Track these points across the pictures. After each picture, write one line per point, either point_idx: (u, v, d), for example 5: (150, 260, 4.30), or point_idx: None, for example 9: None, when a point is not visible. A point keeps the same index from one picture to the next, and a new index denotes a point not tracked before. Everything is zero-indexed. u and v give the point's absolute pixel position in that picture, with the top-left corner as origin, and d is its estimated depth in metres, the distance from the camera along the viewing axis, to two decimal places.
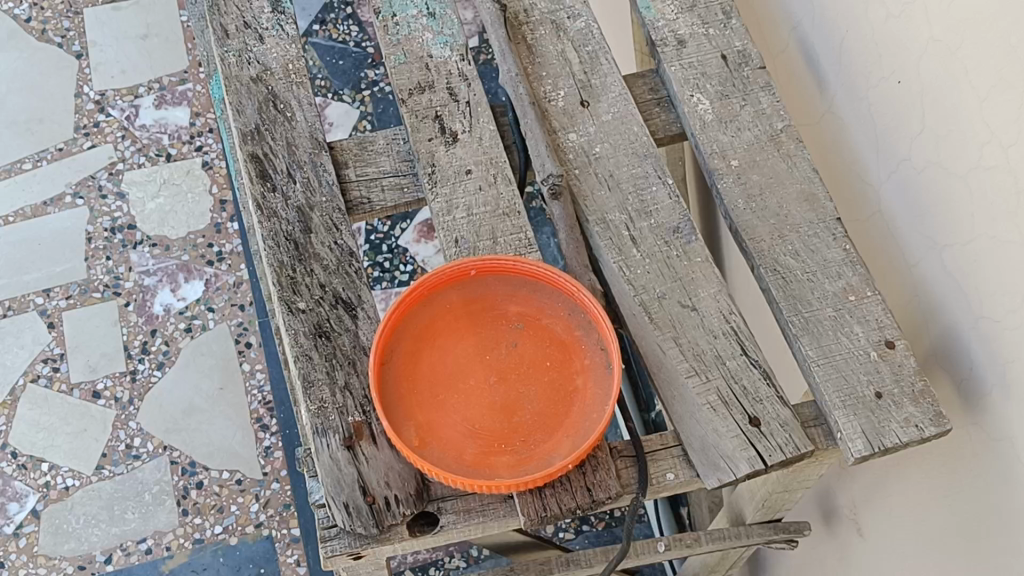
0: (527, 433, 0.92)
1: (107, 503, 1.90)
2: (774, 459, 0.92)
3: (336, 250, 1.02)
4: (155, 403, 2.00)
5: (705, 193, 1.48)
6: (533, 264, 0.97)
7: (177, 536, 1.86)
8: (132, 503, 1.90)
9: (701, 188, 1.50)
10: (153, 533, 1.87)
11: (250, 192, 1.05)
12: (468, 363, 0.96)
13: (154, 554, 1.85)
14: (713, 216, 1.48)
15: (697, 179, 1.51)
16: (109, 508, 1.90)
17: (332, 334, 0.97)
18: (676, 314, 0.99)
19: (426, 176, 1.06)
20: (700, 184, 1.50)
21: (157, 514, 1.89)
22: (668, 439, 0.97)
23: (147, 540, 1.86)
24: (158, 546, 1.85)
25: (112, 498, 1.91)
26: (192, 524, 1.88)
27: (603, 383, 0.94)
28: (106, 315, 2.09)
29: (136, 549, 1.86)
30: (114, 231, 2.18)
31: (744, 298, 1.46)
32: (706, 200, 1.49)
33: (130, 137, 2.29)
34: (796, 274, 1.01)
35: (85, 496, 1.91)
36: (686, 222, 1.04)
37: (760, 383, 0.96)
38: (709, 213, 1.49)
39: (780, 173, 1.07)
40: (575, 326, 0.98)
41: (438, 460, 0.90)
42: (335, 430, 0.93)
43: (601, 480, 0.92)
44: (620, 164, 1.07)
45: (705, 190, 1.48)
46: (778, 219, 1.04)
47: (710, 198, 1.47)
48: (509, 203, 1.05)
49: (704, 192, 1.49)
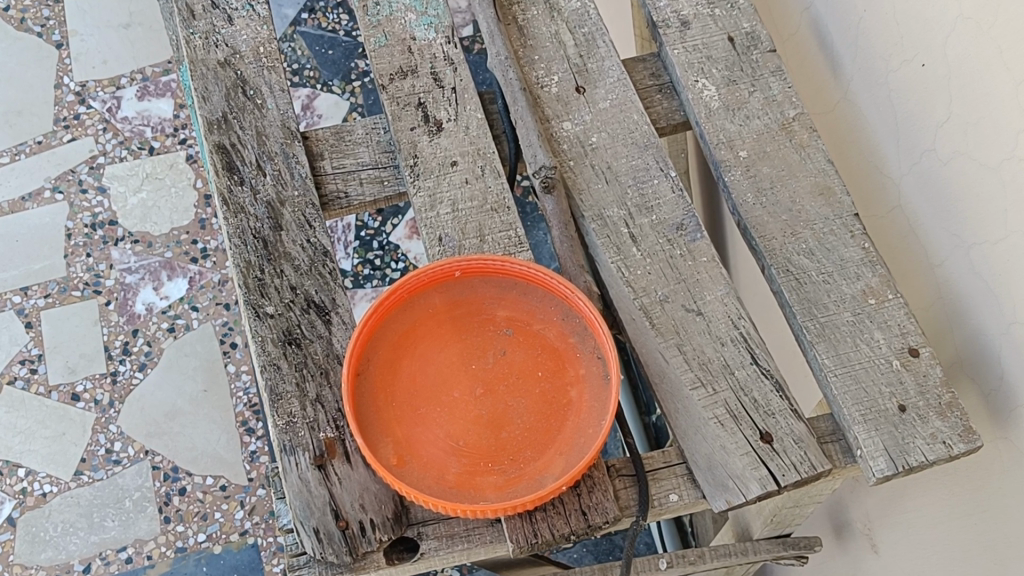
0: (516, 450, 0.84)
1: (86, 511, 1.82)
2: (787, 479, 0.84)
3: (308, 249, 0.93)
4: (136, 407, 1.92)
5: (709, 185, 1.40)
6: (524, 264, 0.89)
7: (158, 544, 1.78)
8: (112, 511, 1.82)
9: (705, 178, 1.41)
10: (133, 542, 1.79)
11: (215, 186, 0.96)
12: (451, 373, 0.88)
13: (135, 563, 1.77)
14: (718, 209, 1.39)
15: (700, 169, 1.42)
16: (88, 515, 1.82)
17: (302, 342, 0.89)
18: (680, 319, 0.90)
19: (407, 169, 0.98)
20: (704, 174, 1.41)
21: (137, 522, 1.81)
22: (671, 456, 0.89)
23: (128, 548, 1.78)
24: (139, 555, 1.78)
25: (92, 505, 1.83)
26: (174, 531, 1.79)
27: (600, 394, 0.86)
28: (87, 314, 2.00)
29: (116, 558, 1.78)
30: (95, 227, 2.09)
31: (752, 296, 1.37)
32: (710, 193, 1.40)
33: (112, 129, 2.19)
34: (811, 275, 0.93)
35: (63, 503, 1.83)
36: (691, 217, 0.95)
37: (772, 395, 0.88)
38: (713, 206, 1.40)
39: (792, 165, 0.98)
40: (569, 332, 0.89)
41: (419, 481, 0.82)
42: (305, 447, 0.84)
43: (598, 503, 0.83)
44: (618, 154, 0.98)
45: (709, 182, 1.40)
46: (791, 215, 0.96)
47: (714, 188, 1.38)
48: (498, 197, 0.96)
49: (707, 184, 1.40)
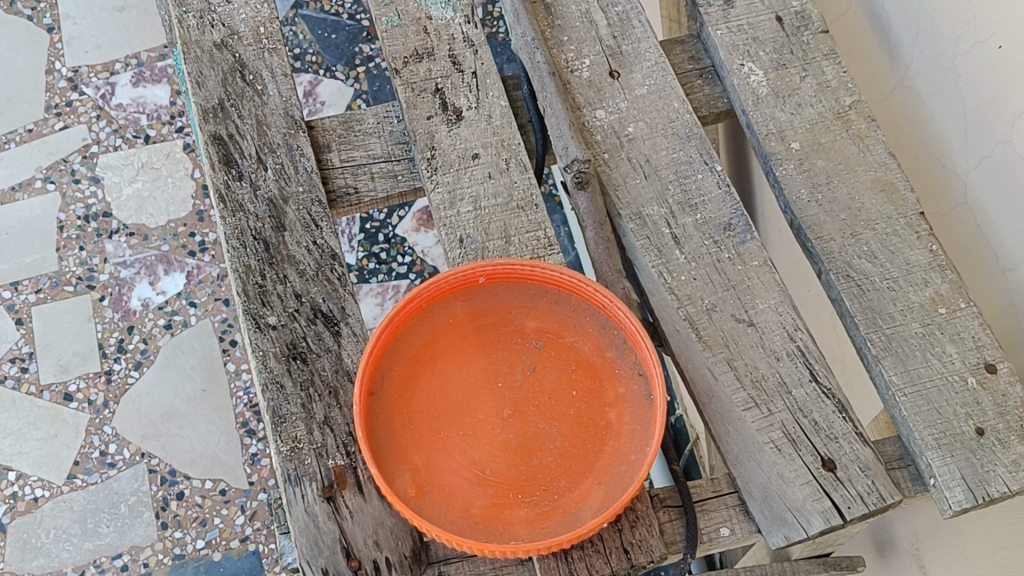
0: (548, 480, 0.75)
1: (80, 516, 1.71)
2: (853, 511, 0.75)
3: (314, 252, 0.84)
4: (132, 407, 1.79)
5: (744, 173, 1.27)
6: (557, 270, 0.79)
7: (155, 551, 1.68)
8: (106, 516, 1.71)
9: (738, 168, 1.28)
10: (129, 549, 1.69)
11: (210, 180, 0.86)
12: (475, 392, 0.78)
13: (130, 571, 1.67)
14: (753, 203, 1.28)
15: (732, 159, 1.30)
16: (82, 521, 1.71)
17: (308, 356, 0.80)
18: (730, 331, 0.81)
19: (424, 162, 0.88)
20: (738, 162, 1.28)
21: (134, 528, 1.70)
22: (721, 484, 0.80)
23: (123, 555, 1.68)
24: (135, 562, 1.67)
25: (86, 510, 1.72)
26: (172, 538, 1.69)
27: (642, 416, 0.77)
28: (79, 311, 1.86)
29: (111, 566, 1.67)
30: (89, 219, 1.93)
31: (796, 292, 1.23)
32: (743, 186, 1.29)
33: (106, 117, 2.01)
34: (873, 281, 0.83)
35: (56, 509, 1.71)
36: (739, 216, 0.85)
37: (834, 417, 0.78)
38: (749, 197, 1.28)
39: (850, 159, 0.89)
40: (606, 345, 0.80)
41: (441, 516, 0.73)
42: (312, 476, 0.75)
43: (642, 540, 0.75)
44: (657, 146, 0.88)
45: (743, 173, 1.27)
46: (850, 213, 0.86)
47: (751, 176, 1.24)
48: (524, 193, 0.87)
49: (741, 174, 1.28)
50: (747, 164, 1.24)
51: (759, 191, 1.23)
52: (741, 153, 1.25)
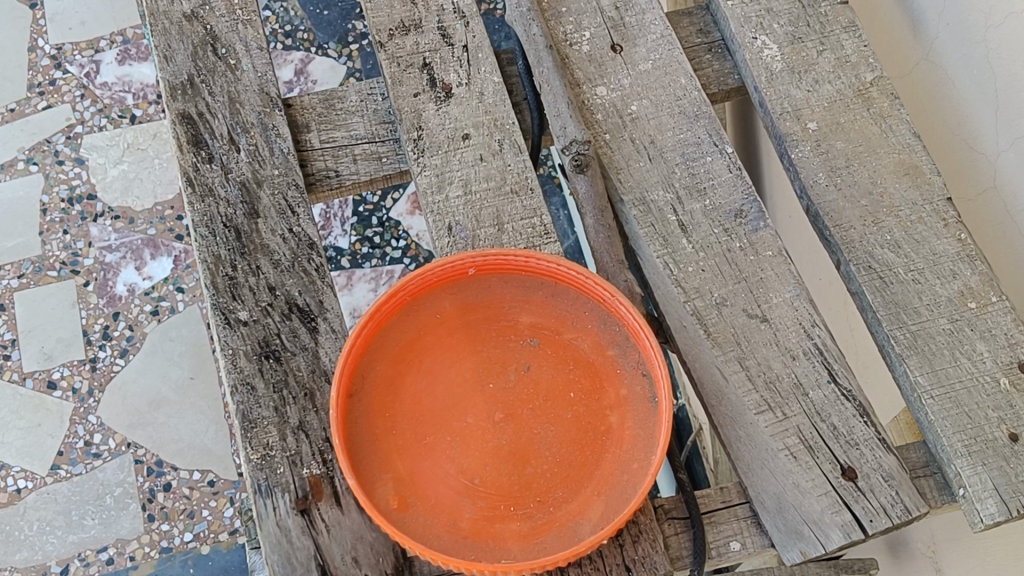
0: (544, 490, 0.69)
1: (64, 508, 1.58)
2: (876, 525, 0.69)
3: (290, 241, 0.77)
4: (118, 396, 1.66)
5: (750, 149, 1.20)
6: (553, 261, 0.73)
7: (142, 544, 1.55)
8: (91, 508, 1.58)
9: (744, 144, 1.21)
10: (115, 542, 1.56)
11: (178, 163, 0.80)
12: (464, 393, 0.72)
13: (116, 564, 1.54)
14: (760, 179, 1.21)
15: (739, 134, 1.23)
16: (66, 513, 1.58)
17: (282, 355, 0.73)
18: (742, 327, 0.74)
19: (410, 143, 0.82)
20: (744, 137, 1.21)
21: (119, 520, 1.57)
22: (731, 494, 0.74)
23: (108, 548, 1.55)
24: (121, 556, 1.54)
25: (70, 501, 1.58)
26: (159, 531, 1.55)
27: (646, 421, 0.71)
28: (64, 296, 1.73)
29: (96, 559, 1.54)
30: (72, 202, 1.80)
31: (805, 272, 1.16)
32: (750, 162, 1.22)
33: (90, 95, 1.87)
34: (898, 273, 0.77)
35: (39, 500, 1.58)
36: (752, 202, 0.79)
37: (855, 422, 0.72)
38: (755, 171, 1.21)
39: (871, 140, 0.82)
40: (607, 343, 0.74)
41: (425, 530, 0.67)
42: (284, 487, 0.69)
43: (645, 557, 0.68)
44: (663, 126, 0.82)
45: (749, 148, 1.20)
46: (872, 199, 0.80)
47: (759, 152, 1.17)
48: (519, 176, 0.80)
49: (748, 150, 1.21)
50: (755, 139, 1.16)
51: (768, 168, 1.16)
52: (749, 129, 1.18)
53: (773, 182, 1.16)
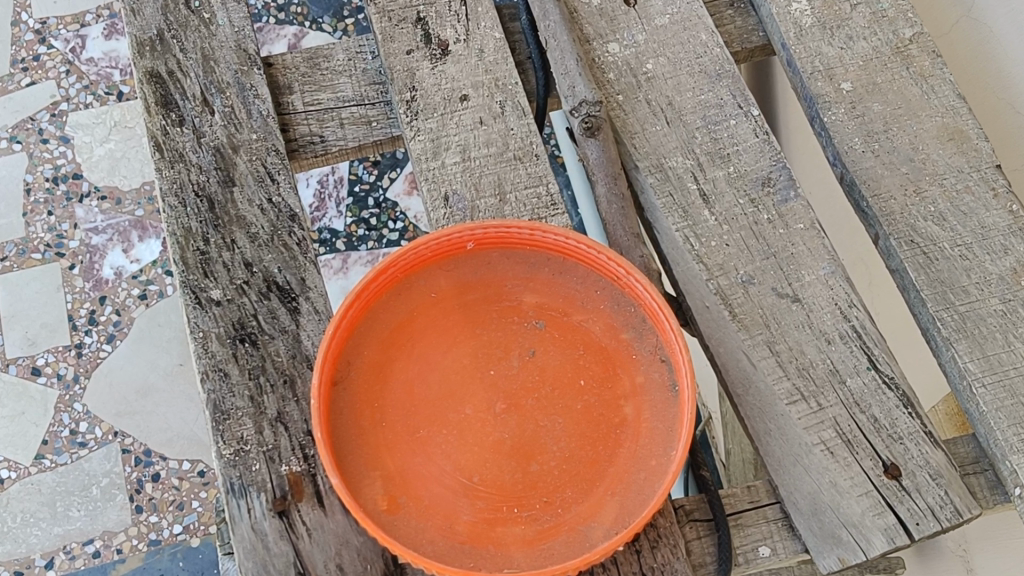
0: (551, 490, 0.62)
1: (48, 499, 1.41)
2: (923, 529, 0.62)
3: (269, 212, 0.70)
4: (104, 384, 1.48)
5: (768, 101, 1.10)
6: (561, 235, 0.65)
7: (129, 537, 1.39)
8: (77, 499, 1.41)
9: (762, 95, 1.11)
10: (102, 534, 1.39)
11: (145, 126, 0.72)
12: (462, 381, 0.64)
13: (103, 559, 1.38)
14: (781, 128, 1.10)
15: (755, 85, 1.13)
16: (51, 504, 1.41)
17: (259, 339, 0.66)
18: (770, 307, 0.67)
19: (402, 105, 0.74)
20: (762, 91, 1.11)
21: (107, 512, 1.40)
22: (760, 493, 0.66)
23: (95, 541, 1.39)
24: (108, 548, 1.38)
25: (55, 492, 1.42)
26: (147, 523, 1.39)
27: (665, 412, 0.63)
28: (49, 279, 1.53)
29: (82, 552, 1.38)
30: (57, 181, 1.59)
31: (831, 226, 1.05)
32: (768, 111, 1.11)
33: (76, 72, 1.65)
34: (943, 249, 0.69)
35: (23, 492, 1.42)
36: (781, 169, 0.71)
37: (898, 414, 0.65)
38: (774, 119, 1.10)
39: (910, 101, 0.74)
40: (621, 325, 0.66)
41: (417, 535, 0.60)
42: (260, 486, 0.62)
43: (666, 564, 0.61)
44: (682, 86, 0.74)
45: (767, 99, 1.10)
46: (913, 166, 0.72)
47: (777, 108, 1.08)
48: (522, 141, 0.72)
49: (766, 102, 1.10)
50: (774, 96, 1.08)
51: (789, 123, 1.07)
52: (766, 87, 1.09)
53: (801, 153, 1.08)
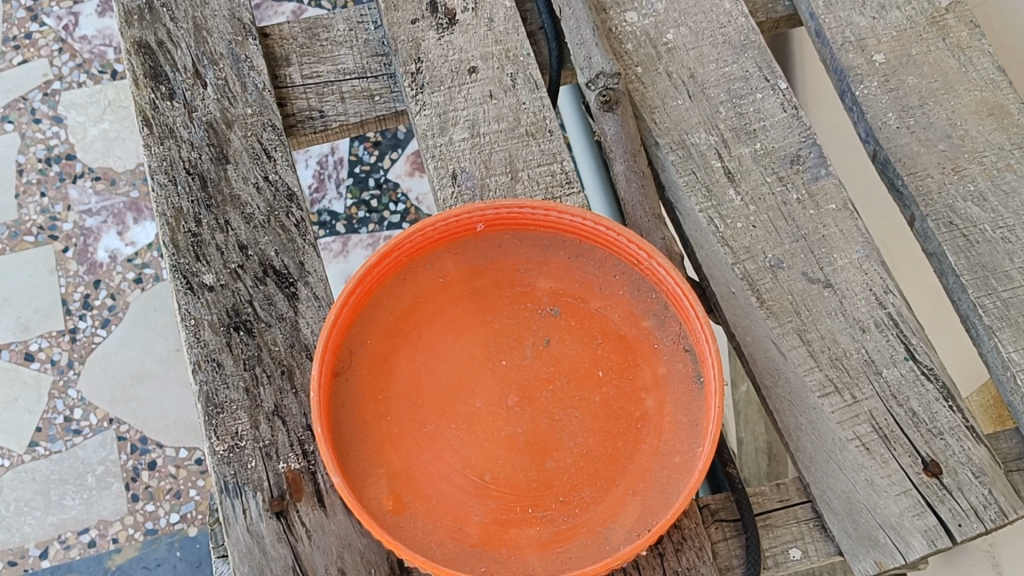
0: (567, 489, 0.58)
1: (42, 488, 1.33)
2: (965, 531, 0.58)
3: (265, 191, 0.65)
4: (99, 369, 1.38)
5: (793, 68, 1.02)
6: (577, 216, 0.60)
7: (126, 526, 1.30)
8: (72, 487, 1.33)
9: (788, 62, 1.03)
10: (97, 523, 1.31)
11: (133, 99, 0.67)
12: (472, 372, 0.60)
13: (98, 548, 1.29)
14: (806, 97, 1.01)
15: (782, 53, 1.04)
16: (45, 493, 1.33)
17: (255, 327, 0.62)
18: (801, 293, 0.63)
19: (406, 77, 0.69)
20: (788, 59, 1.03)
21: (102, 501, 1.32)
22: (790, 492, 0.64)
23: (90, 530, 1.30)
24: (104, 538, 1.30)
25: (49, 481, 1.33)
26: (144, 512, 1.31)
27: (690, 405, 0.59)
28: (41, 263, 1.42)
29: (77, 541, 1.30)
30: (50, 162, 1.46)
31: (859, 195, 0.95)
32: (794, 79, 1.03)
33: (69, 49, 1.51)
34: (984, 231, 0.65)
35: (16, 481, 1.33)
36: (811, 145, 0.67)
37: (938, 407, 0.60)
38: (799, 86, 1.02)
39: (948, 74, 0.69)
40: (641, 313, 0.62)
41: (425, 537, 0.56)
42: (257, 485, 0.58)
43: (691, 569, 0.58)
44: (705, 57, 0.69)
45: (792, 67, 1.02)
46: (951, 143, 0.67)
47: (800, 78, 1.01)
48: (535, 117, 0.68)
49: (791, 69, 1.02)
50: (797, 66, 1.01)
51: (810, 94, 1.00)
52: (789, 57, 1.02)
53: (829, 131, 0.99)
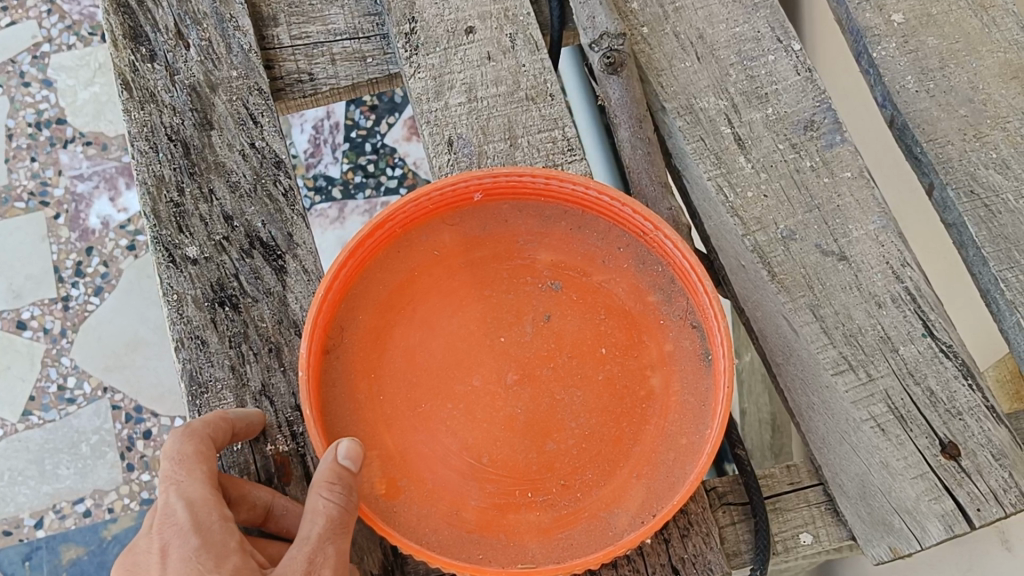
0: (570, 472, 0.55)
1: (36, 457, 1.29)
2: (985, 516, 0.55)
3: (251, 158, 0.62)
4: (93, 337, 1.34)
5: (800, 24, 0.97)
6: (581, 186, 0.57)
7: (121, 496, 1.26)
8: (67, 457, 1.29)
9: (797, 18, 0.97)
10: (92, 493, 1.27)
11: (112, 61, 0.63)
12: (470, 349, 0.57)
13: (94, 519, 1.26)
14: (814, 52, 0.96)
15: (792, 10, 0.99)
16: (39, 463, 1.29)
17: (240, 302, 0.59)
18: (815, 266, 0.60)
19: (400, 38, 0.66)
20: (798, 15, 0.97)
21: (97, 470, 1.28)
22: (800, 475, 0.62)
23: (85, 500, 1.27)
24: (99, 508, 1.26)
25: (43, 450, 1.29)
26: (139, 481, 1.27)
27: (698, 384, 0.56)
28: (33, 230, 1.37)
29: (72, 511, 1.26)
30: (40, 126, 1.41)
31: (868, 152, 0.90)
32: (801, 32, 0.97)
33: (57, 11, 1.45)
34: (1007, 202, 0.62)
35: (8, 451, 1.29)
36: (826, 109, 0.63)
37: (957, 386, 0.58)
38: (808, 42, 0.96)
39: (970, 35, 0.66)
40: (647, 287, 0.59)
41: (420, 522, 0.53)
42: (243, 469, 0.56)
43: (698, 556, 0.55)
44: (715, 17, 0.66)
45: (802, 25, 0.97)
46: (973, 108, 0.64)
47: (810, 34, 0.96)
48: (535, 80, 0.64)
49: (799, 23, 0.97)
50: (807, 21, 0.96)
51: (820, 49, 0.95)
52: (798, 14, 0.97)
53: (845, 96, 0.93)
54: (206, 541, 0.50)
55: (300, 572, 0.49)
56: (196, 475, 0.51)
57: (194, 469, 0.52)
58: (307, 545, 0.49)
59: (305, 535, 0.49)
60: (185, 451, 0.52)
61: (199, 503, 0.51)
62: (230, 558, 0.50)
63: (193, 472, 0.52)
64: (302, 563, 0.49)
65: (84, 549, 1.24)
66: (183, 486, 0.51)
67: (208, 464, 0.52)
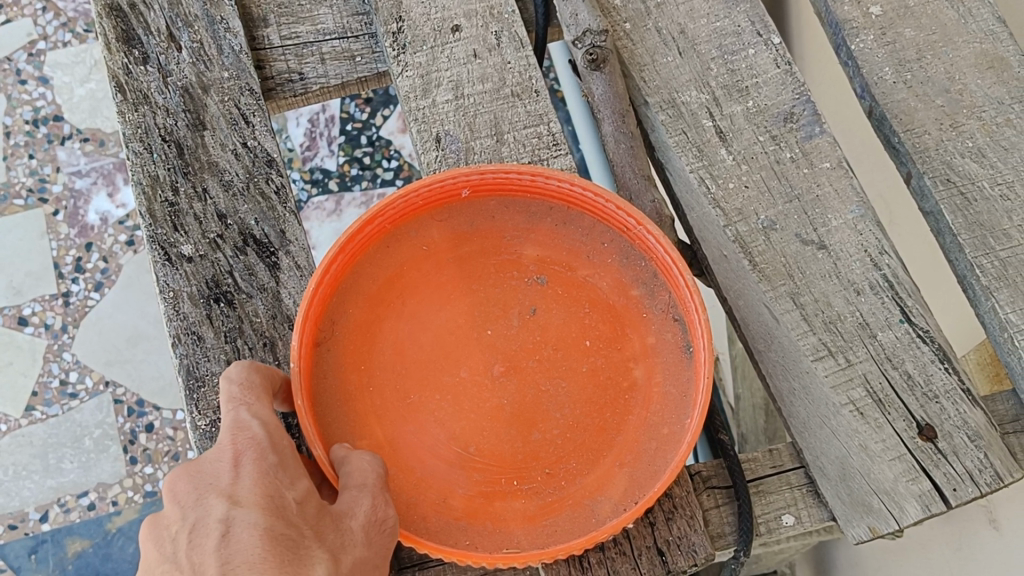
0: (555, 461, 0.57)
1: (40, 451, 1.31)
2: (960, 495, 0.57)
3: (243, 158, 0.64)
4: (94, 332, 1.35)
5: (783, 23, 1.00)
6: (565, 182, 0.58)
7: (124, 489, 1.28)
8: (70, 451, 1.31)
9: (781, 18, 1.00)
10: (96, 486, 1.29)
11: (106, 65, 0.65)
12: (458, 343, 0.59)
13: (98, 512, 1.27)
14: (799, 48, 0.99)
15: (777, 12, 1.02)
16: (43, 457, 1.30)
17: (236, 297, 0.61)
18: (795, 255, 0.61)
19: (387, 37, 0.67)
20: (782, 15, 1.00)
21: (100, 463, 1.30)
22: (782, 458, 0.63)
23: (90, 493, 1.28)
24: (104, 501, 1.28)
25: (47, 445, 1.31)
26: (143, 474, 1.29)
27: (680, 375, 0.58)
28: (32, 227, 1.39)
29: (77, 505, 1.28)
30: (37, 124, 1.42)
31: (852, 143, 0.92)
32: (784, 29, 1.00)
33: (52, 9, 1.46)
34: (982, 190, 0.63)
35: (12, 446, 1.31)
36: (806, 101, 0.65)
37: (933, 369, 0.59)
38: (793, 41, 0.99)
39: (946, 26, 0.67)
40: (630, 280, 0.60)
41: (409, 510, 0.55)
42: None
43: (681, 538, 0.57)
44: (695, 13, 0.67)
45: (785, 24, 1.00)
46: (949, 98, 0.65)
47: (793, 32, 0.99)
48: (521, 76, 0.66)
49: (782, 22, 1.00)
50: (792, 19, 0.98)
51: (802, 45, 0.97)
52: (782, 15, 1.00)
53: (830, 86, 0.95)
54: (282, 459, 0.50)
55: (366, 506, 0.49)
56: (265, 401, 0.52)
57: (260, 396, 0.52)
58: (367, 490, 0.50)
59: (362, 482, 0.50)
60: (251, 380, 0.52)
61: (274, 424, 0.51)
62: (302, 480, 0.50)
63: (261, 397, 0.52)
64: (367, 498, 0.50)
65: (88, 542, 1.26)
66: (254, 406, 0.51)
67: (269, 397, 0.53)
